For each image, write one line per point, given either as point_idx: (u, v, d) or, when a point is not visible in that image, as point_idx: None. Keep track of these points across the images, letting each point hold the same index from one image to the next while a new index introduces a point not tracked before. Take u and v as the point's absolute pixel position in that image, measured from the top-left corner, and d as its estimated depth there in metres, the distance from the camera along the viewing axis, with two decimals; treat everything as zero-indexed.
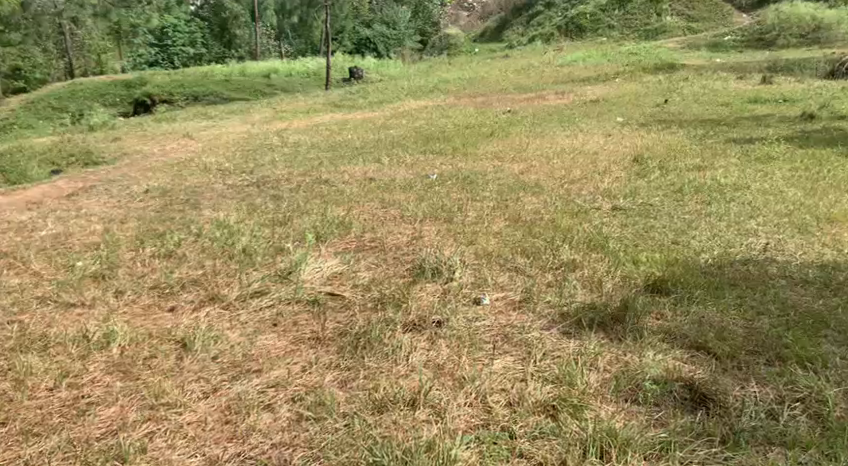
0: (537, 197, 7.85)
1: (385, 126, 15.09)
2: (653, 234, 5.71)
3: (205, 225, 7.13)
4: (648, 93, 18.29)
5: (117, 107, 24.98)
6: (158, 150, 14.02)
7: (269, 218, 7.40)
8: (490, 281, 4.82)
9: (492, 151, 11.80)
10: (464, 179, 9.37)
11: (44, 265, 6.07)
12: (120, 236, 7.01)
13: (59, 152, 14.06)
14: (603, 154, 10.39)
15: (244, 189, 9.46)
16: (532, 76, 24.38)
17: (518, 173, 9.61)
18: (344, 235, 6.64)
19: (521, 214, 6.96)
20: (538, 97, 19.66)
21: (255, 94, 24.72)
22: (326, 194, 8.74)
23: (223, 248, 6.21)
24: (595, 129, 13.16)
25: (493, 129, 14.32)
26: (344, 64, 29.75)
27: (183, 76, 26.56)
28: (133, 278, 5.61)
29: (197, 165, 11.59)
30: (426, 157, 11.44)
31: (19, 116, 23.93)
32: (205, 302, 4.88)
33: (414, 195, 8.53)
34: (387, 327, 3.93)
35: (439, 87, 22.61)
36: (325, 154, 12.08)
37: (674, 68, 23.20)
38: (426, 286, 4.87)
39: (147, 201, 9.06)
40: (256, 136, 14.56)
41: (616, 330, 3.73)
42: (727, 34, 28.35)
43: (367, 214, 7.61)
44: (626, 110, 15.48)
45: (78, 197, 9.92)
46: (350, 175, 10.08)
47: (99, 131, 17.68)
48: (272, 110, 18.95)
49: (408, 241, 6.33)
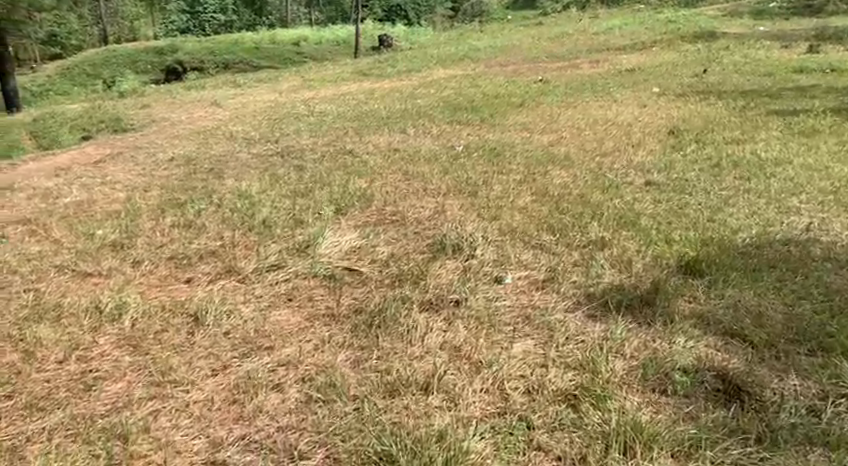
0: (565, 171, 7.63)
1: (414, 95, 14.88)
2: (688, 211, 5.46)
3: (226, 195, 7.03)
4: (685, 62, 17.77)
5: (148, 74, 25.13)
6: (186, 117, 14.00)
7: (291, 189, 7.28)
8: (514, 259, 4.64)
9: (522, 121, 11.54)
10: (492, 151, 9.15)
11: (64, 232, 6.01)
12: (141, 204, 6.95)
13: (89, 119, 14.08)
14: (636, 126, 10.07)
15: (269, 159, 9.34)
16: (565, 44, 23.85)
17: (547, 145, 9.36)
18: (366, 208, 6.50)
19: (548, 189, 6.75)
20: (572, 66, 19.23)
21: (285, 62, 24.60)
22: (350, 165, 8.60)
23: (242, 219, 6.11)
24: (628, 100, 12.79)
25: (524, 98, 14.01)
26: (376, 31, 29.47)
27: (214, 43, 26.48)
28: (151, 247, 5.53)
29: (223, 134, 11.53)
30: (454, 127, 11.23)
31: (53, 82, 24.22)
32: (221, 275, 4.79)
33: (439, 167, 8.33)
34: (403, 306, 3.79)
35: (470, 55, 22.25)
36: (352, 123, 11.93)
37: (714, 36, 22.50)
38: (447, 263, 4.72)
39: (171, 169, 9.00)
40: (284, 104, 14.46)
41: (644, 314, 3.53)
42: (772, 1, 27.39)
43: (389, 187, 7.45)
44: (661, 80, 15.05)
45: (105, 163, 9.92)
46: (375, 145, 9.93)
47: (130, 97, 17.72)
48: (301, 78, 18.82)
49: (431, 215, 6.16)
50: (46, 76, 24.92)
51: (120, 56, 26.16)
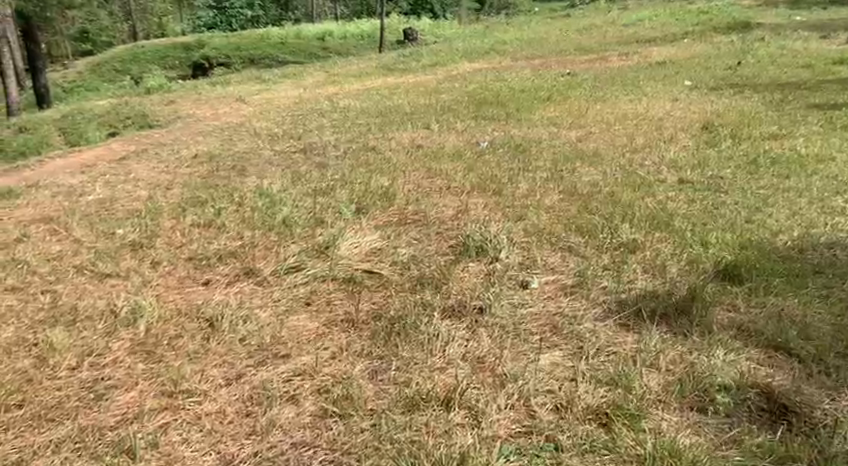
0: (593, 168, 7.41)
1: (439, 90, 14.70)
2: (724, 211, 5.23)
3: (247, 194, 6.93)
4: (718, 54, 17.33)
5: (176, 70, 25.24)
6: (211, 114, 13.95)
7: (313, 188, 7.16)
8: (540, 263, 4.47)
9: (549, 116, 11.31)
10: (518, 147, 8.94)
11: (85, 231, 5.93)
12: (162, 203, 6.87)
13: (115, 115, 14.10)
14: (667, 122, 9.79)
15: (292, 156, 9.23)
16: (594, 37, 23.44)
17: (575, 141, 9.12)
18: (388, 207, 6.35)
19: (576, 187, 6.54)
20: (601, 59, 18.88)
21: (311, 57, 24.54)
22: (373, 162, 8.45)
23: (263, 218, 6.00)
24: (658, 94, 12.47)
25: (551, 93, 13.75)
26: (402, 26, 29.27)
27: (240, 39, 26.49)
28: (170, 248, 5.42)
29: (248, 130, 11.45)
30: (479, 123, 11.03)
31: (83, 78, 24.41)
32: (240, 277, 4.68)
33: (463, 164, 8.16)
34: (424, 313, 3.64)
35: (496, 49, 21.97)
36: (376, 119, 11.79)
37: (748, 27, 21.99)
38: (470, 265, 4.56)
39: (194, 166, 8.92)
40: (308, 100, 14.36)
41: (679, 324, 3.33)
42: None
43: (413, 185, 7.29)
44: (693, 73, 14.67)
45: (129, 160, 9.88)
46: (400, 142, 9.77)
47: (156, 93, 17.76)
48: (326, 74, 18.73)
49: (454, 215, 6.00)
50: (76, 72, 25.11)
51: (149, 52, 26.28)
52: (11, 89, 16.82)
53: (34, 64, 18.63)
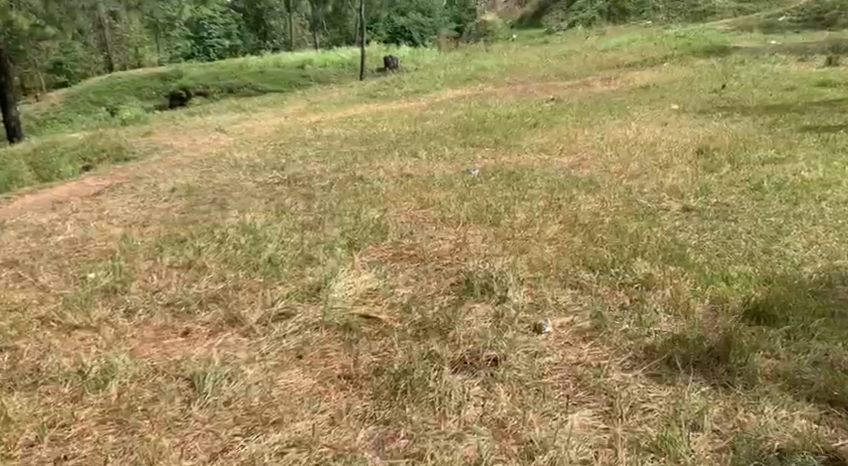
0: (593, 196, 7.11)
1: (423, 117, 14.44)
2: (739, 241, 4.94)
3: (229, 230, 6.53)
4: (701, 78, 17.30)
5: (153, 101, 24.81)
6: (189, 145, 13.54)
7: (299, 222, 6.78)
8: (551, 302, 4.13)
9: (538, 142, 11.06)
10: (511, 175, 8.64)
11: (53, 277, 5.49)
12: (138, 242, 6.43)
13: (90, 147, 13.64)
14: (661, 146, 9.57)
15: (275, 188, 8.86)
16: (574, 62, 23.44)
17: (569, 168, 8.84)
18: (380, 242, 5.98)
19: (578, 217, 6.23)
20: (584, 84, 18.81)
21: (291, 86, 24.27)
22: (360, 193, 8.10)
23: (247, 257, 5.60)
24: (647, 118, 12.30)
25: (537, 118, 13.54)
26: (381, 53, 29.16)
27: (219, 68, 26.18)
28: (146, 293, 5.01)
29: (228, 161, 11.05)
30: (467, 150, 10.74)
31: (57, 111, 23.89)
32: (224, 326, 4.29)
33: (456, 193, 7.83)
34: (432, 366, 3.27)
35: (478, 75, 21.86)
36: (360, 147, 11.48)
37: (726, 51, 22.17)
38: (475, 307, 4.20)
39: (172, 201, 8.51)
40: (290, 129, 14.01)
41: (719, 373, 3.01)
42: (782, 14, 27.12)
43: (404, 217, 6.93)
44: (678, 97, 14.56)
45: (104, 196, 9.42)
46: (386, 171, 9.44)
47: (133, 125, 17.34)
48: (306, 102, 18.44)
49: (451, 249, 5.65)
50: (51, 104, 24.62)
51: (125, 83, 25.84)
52: None
53: (6, 96, 18.18)
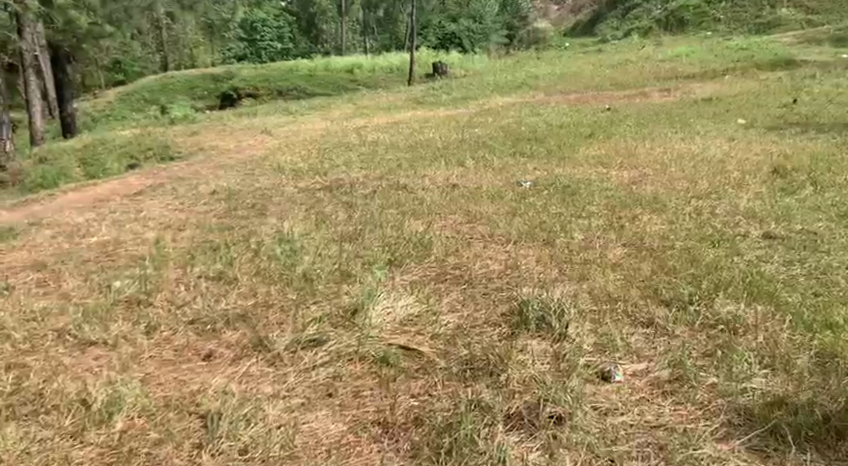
0: (657, 218, 6.53)
1: (471, 124, 13.95)
2: (836, 280, 4.38)
3: (264, 239, 6.13)
4: (768, 92, 16.45)
5: (204, 100, 24.86)
6: (234, 146, 13.30)
7: (339, 233, 6.35)
8: (620, 344, 3.61)
9: (594, 154, 10.49)
10: (566, 189, 8.08)
11: (77, 284, 5.14)
12: (169, 249, 6.06)
13: (136, 145, 13.47)
14: (728, 164, 8.93)
15: (316, 194, 8.48)
16: (629, 72, 22.69)
17: (628, 184, 8.27)
18: (424, 259, 5.51)
19: (644, 242, 5.67)
20: (640, 94, 18.09)
21: (340, 89, 24.06)
22: (404, 203, 7.65)
23: (280, 270, 5.18)
24: (709, 134, 11.62)
25: (592, 129, 12.94)
26: (431, 59, 28.80)
27: (271, 70, 26.11)
28: (171, 308, 4.61)
29: (272, 164, 10.75)
30: (517, 160, 10.23)
31: (110, 108, 24.08)
32: (249, 350, 3.86)
33: (506, 207, 7.33)
34: (482, 419, 2.80)
35: (529, 83, 21.29)
36: (406, 154, 11.05)
37: (792, 64, 21.20)
38: (531, 343, 3.70)
39: (210, 204, 8.16)
40: (335, 133, 13.68)
41: (842, 456, 2.56)
42: None
43: (450, 231, 6.46)
44: (745, 112, 13.82)
45: (143, 196, 9.14)
46: (432, 180, 8.99)
47: (181, 124, 17.24)
48: (354, 106, 18.13)
49: (502, 271, 5.14)
50: (106, 101, 24.84)
51: (178, 83, 25.91)
52: (36, 118, 16.35)
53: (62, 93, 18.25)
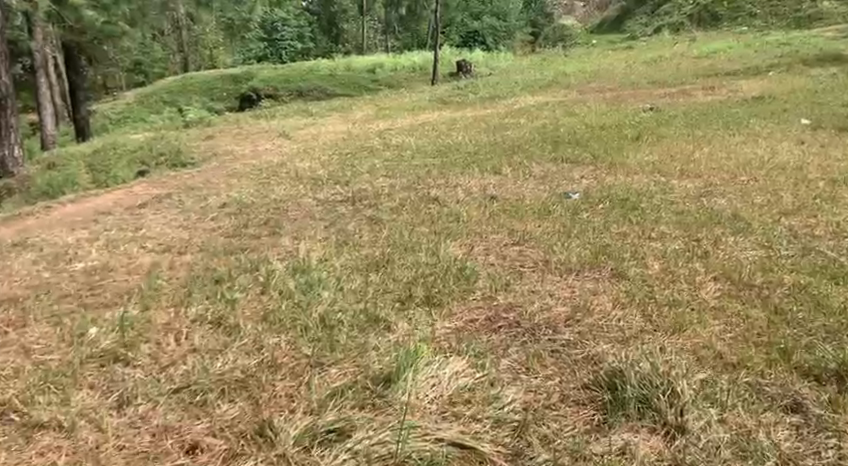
0: (744, 245, 5.47)
1: (503, 126, 12.91)
2: None
3: (276, 267, 5.10)
4: (823, 89, 15.31)
5: (223, 101, 23.98)
6: (250, 151, 12.33)
7: (364, 259, 5.33)
8: (766, 446, 2.59)
9: (645, 160, 9.43)
10: (625, 203, 7.01)
11: (43, 332, 4.07)
12: (163, 278, 4.99)
13: (148, 150, 12.53)
14: (805, 178, 7.86)
15: (336, 208, 7.47)
16: (665, 69, 21.46)
17: (695, 199, 7.20)
18: (470, 296, 4.48)
19: (739, 278, 4.61)
20: (682, 92, 16.92)
21: (362, 89, 23.08)
22: (437, 219, 6.63)
23: (291, 312, 4.14)
24: (772, 140, 10.49)
25: (638, 131, 11.83)
26: (456, 57, 27.77)
27: (291, 70, 25.23)
28: (153, 368, 3.52)
29: (289, 172, 9.75)
30: (561, 166, 9.19)
31: (128, 110, 23.27)
32: (247, 441, 2.86)
33: (557, 225, 6.28)
34: None
35: (559, 81, 20.18)
36: (435, 159, 10.04)
37: (840, 59, 19.91)
38: (637, 446, 2.65)
39: (217, 220, 7.14)
40: (358, 136, 12.68)
41: None
42: None
43: (496, 257, 5.42)
44: (801, 114, 12.74)
45: (147, 208, 8.14)
46: (467, 190, 7.97)
47: (196, 127, 16.37)
48: (375, 107, 17.14)
49: (571, 317, 4.07)
50: (123, 103, 24.05)
51: (197, 84, 25.06)
52: (47, 122, 15.46)
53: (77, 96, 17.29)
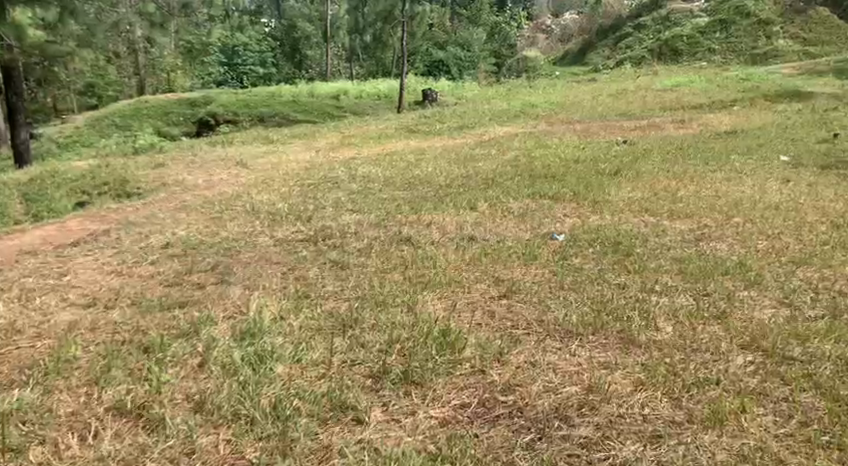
0: (761, 303, 4.79)
1: (474, 157, 12.24)
2: None
3: (220, 329, 4.23)
4: (793, 124, 15.04)
5: (179, 126, 22.92)
6: (203, 181, 11.42)
7: (326, 317, 4.50)
8: None
9: (629, 197, 8.83)
10: (618, 247, 6.32)
11: None
12: (78, 345, 4.06)
13: (91, 179, 11.50)
14: (804, 220, 7.31)
15: (297, 249, 6.64)
16: (632, 101, 21.15)
17: (693, 244, 6.56)
18: (458, 370, 3.68)
19: (772, 349, 3.92)
20: (653, 125, 16.55)
21: (325, 116, 22.32)
22: (411, 264, 5.83)
23: (234, 397, 3.29)
24: (756, 178, 10.00)
25: (614, 165, 11.27)
26: (420, 86, 27.21)
27: (252, 95, 24.35)
28: None
29: (244, 206, 8.88)
30: (541, 203, 8.52)
31: (79, 134, 22.09)
32: None
33: (547, 274, 5.53)
34: None
35: (527, 112, 19.69)
36: (405, 192, 9.30)
37: (806, 95, 19.85)
38: None
39: (157, 264, 6.23)
40: (320, 166, 11.89)
41: None
42: None
43: (482, 315, 4.62)
44: (778, 150, 12.37)
45: (79, 248, 7.18)
46: (443, 229, 7.23)
47: (147, 154, 15.34)
48: (340, 135, 16.37)
49: (586, 402, 3.31)
50: (73, 126, 22.84)
51: (152, 108, 24.00)
52: None
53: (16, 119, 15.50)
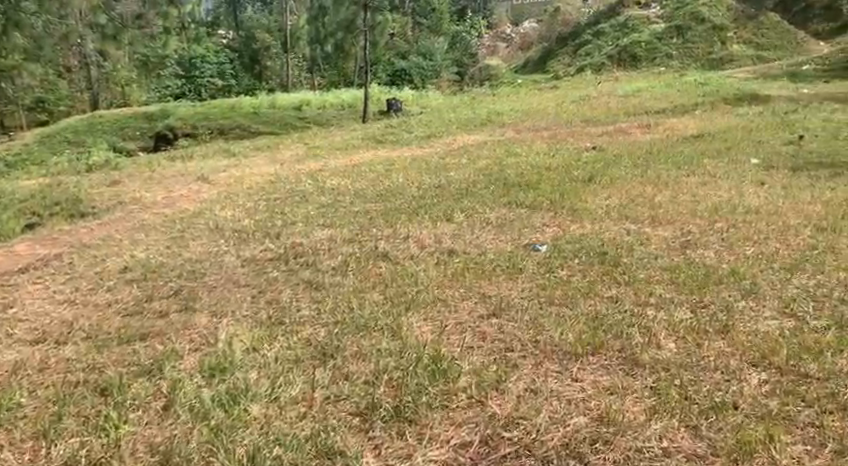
0: (763, 314, 4.56)
1: (444, 166, 11.96)
2: None
3: (186, 365, 3.84)
4: (757, 127, 15.08)
5: (136, 141, 22.21)
6: (162, 198, 10.92)
7: (303, 345, 4.13)
8: None
9: (607, 204, 8.61)
10: (605, 257, 6.06)
11: None
12: (24, 389, 3.63)
13: (42, 199, 10.93)
14: (788, 224, 7.14)
15: (266, 269, 6.25)
16: (596, 107, 21.11)
17: (681, 251, 6.33)
18: (455, 402, 3.35)
19: (785, 365, 3.67)
20: (619, 131, 16.45)
21: (287, 127, 21.83)
22: (390, 282, 5.49)
23: (206, 447, 2.92)
24: (731, 181, 9.87)
25: (587, 171, 11.06)
26: (383, 96, 26.92)
27: (211, 107, 23.78)
28: None
29: (208, 223, 8.46)
30: (518, 212, 8.25)
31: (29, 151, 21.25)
32: None
33: (536, 288, 5.24)
34: None
35: (493, 120, 19.51)
36: (376, 205, 8.95)
37: (765, 97, 20.01)
38: None
39: (114, 290, 5.79)
40: (286, 179, 11.47)
41: None
42: (807, 63, 25.05)
43: (473, 337, 4.30)
44: (745, 152, 12.33)
45: (29, 274, 6.69)
46: (420, 242, 6.91)
47: (102, 171, 14.73)
48: (304, 146, 15.95)
49: (599, 437, 3.00)
50: (24, 144, 21.99)
51: (107, 122, 23.26)
52: None
53: None
